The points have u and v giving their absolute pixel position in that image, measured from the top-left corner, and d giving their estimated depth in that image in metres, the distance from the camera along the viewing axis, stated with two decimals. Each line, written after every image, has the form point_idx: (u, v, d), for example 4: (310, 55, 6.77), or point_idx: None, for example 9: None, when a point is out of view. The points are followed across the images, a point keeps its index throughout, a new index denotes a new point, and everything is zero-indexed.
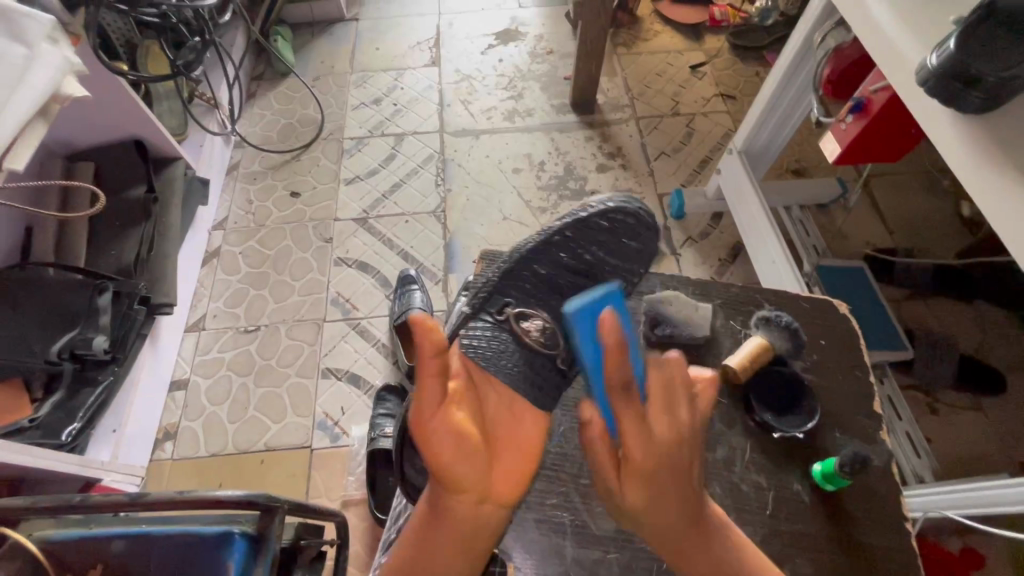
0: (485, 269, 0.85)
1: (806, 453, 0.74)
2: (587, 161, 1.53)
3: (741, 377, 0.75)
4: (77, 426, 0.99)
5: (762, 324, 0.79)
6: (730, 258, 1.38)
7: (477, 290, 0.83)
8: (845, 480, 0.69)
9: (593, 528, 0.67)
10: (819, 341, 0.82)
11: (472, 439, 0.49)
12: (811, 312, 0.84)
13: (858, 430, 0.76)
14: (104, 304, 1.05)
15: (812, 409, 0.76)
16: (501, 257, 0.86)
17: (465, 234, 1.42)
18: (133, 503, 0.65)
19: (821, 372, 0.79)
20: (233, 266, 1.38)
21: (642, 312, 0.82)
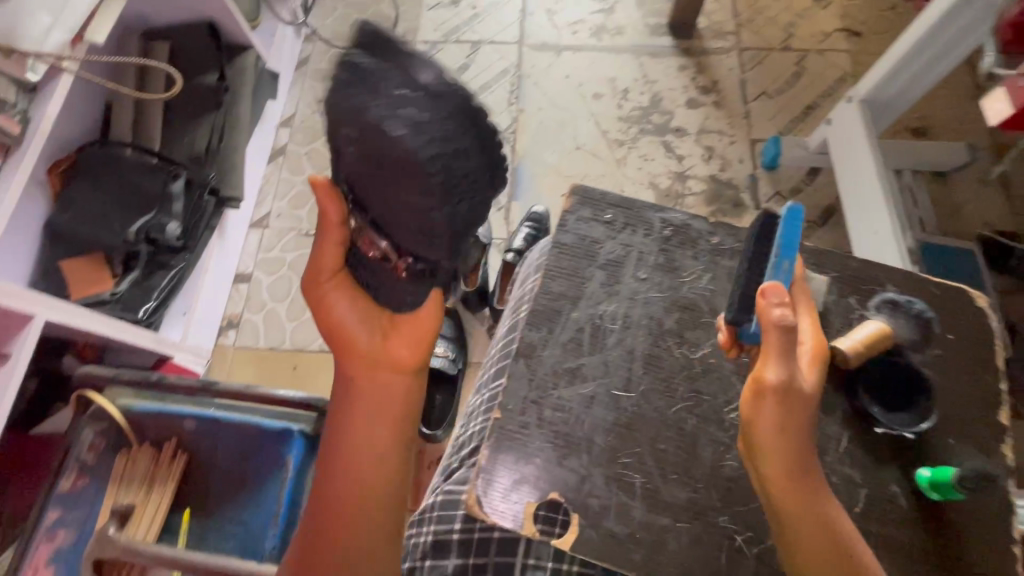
0: (575, 205, 0.69)
1: (912, 455, 0.66)
2: (677, 94, 1.39)
3: (851, 363, 0.66)
4: (152, 304, 1.05)
5: (886, 307, 0.71)
6: (820, 221, 1.26)
7: (562, 227, 0.68)
8: (958, 493, 0.62)
9: (663, 492, 0.58)
10: (946, 334, 0.72)
11: (372, 310, 0.56)
12: (941, 301, 0.73)
13: (974, 439, 0.68)
14: (176, 191, 1.08)
15: (929, 409, 0.67)
16: (596, 193, 0.70)
17: (535, 159, 1.34)
18: (204, 389, 0.71)
19: (943, 368, 0.70)
20: (298, 167, 1.37)
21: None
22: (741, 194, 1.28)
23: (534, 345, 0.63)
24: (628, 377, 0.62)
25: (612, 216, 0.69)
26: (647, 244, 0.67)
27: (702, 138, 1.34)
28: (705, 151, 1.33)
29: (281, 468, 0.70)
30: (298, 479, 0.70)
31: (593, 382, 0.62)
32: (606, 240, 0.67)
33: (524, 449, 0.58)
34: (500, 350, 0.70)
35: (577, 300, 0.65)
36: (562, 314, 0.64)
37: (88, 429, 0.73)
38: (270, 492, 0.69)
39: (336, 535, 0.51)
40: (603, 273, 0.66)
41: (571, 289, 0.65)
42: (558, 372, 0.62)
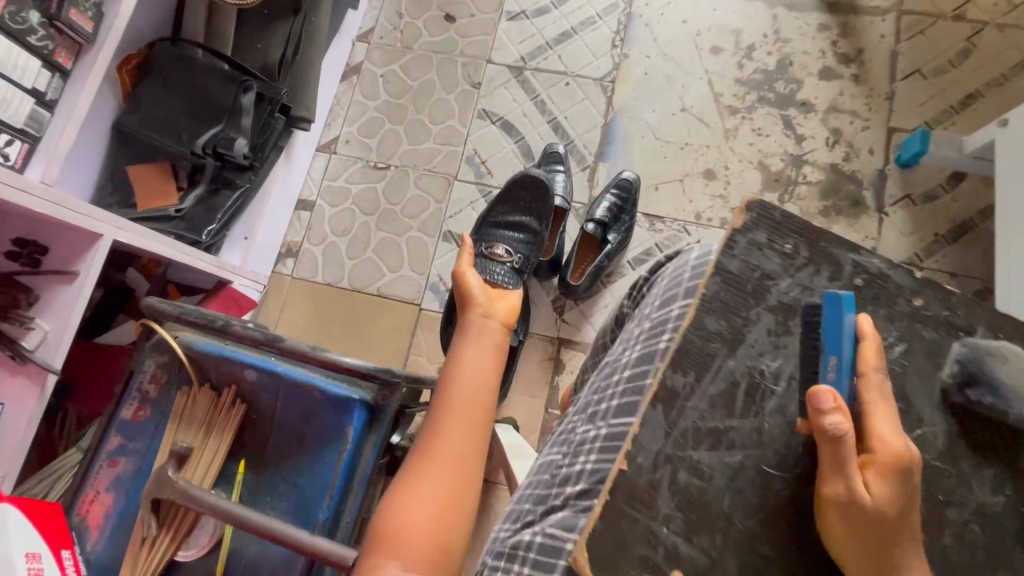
0: (750, 225, 0.53)
1: None
2: (811, 60, 1.18)
3: None
4: (216, 227, 1.00)
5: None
6: (951, 237, 1.09)
7: (730, 252, 0.53)
8: None
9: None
10: None
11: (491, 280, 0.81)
12: None
13: None
14: (247, 104, 1.00)
15: None
16: (777, 211, 0.54)
17: (632, 117, 1.19)
18: (268, 344, 0.66)
19: None
20: (372, 90, 1.26)
21: (952, 356, 0.52)
22: (864, 191, 1.12)
23: (678, 391, 0.48)
24: (781, 451, 0.48)
25: (793, 248, 0.53)
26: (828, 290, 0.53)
27: (830, 117, 1.15)
28: (831, 134, 1.14)
29: (340, 438, 0.67)
30: (356, 452, 0.67)
31: (742, 452, 0.48)
32: (783, 278, 0.52)
33: (650, 513, 0.45)
34: (629, 377, 0.53)
35: (734, 345, 0.50)
36: (715, 359, 0.50)
37: (152, 359, 0.72)
38: (326, 461, 0.66)
39: (442, 427, 0.64)
40: (769, 316, 0.51)
41: (728, 329, 0.51)
42: (702, 434, 0.48)
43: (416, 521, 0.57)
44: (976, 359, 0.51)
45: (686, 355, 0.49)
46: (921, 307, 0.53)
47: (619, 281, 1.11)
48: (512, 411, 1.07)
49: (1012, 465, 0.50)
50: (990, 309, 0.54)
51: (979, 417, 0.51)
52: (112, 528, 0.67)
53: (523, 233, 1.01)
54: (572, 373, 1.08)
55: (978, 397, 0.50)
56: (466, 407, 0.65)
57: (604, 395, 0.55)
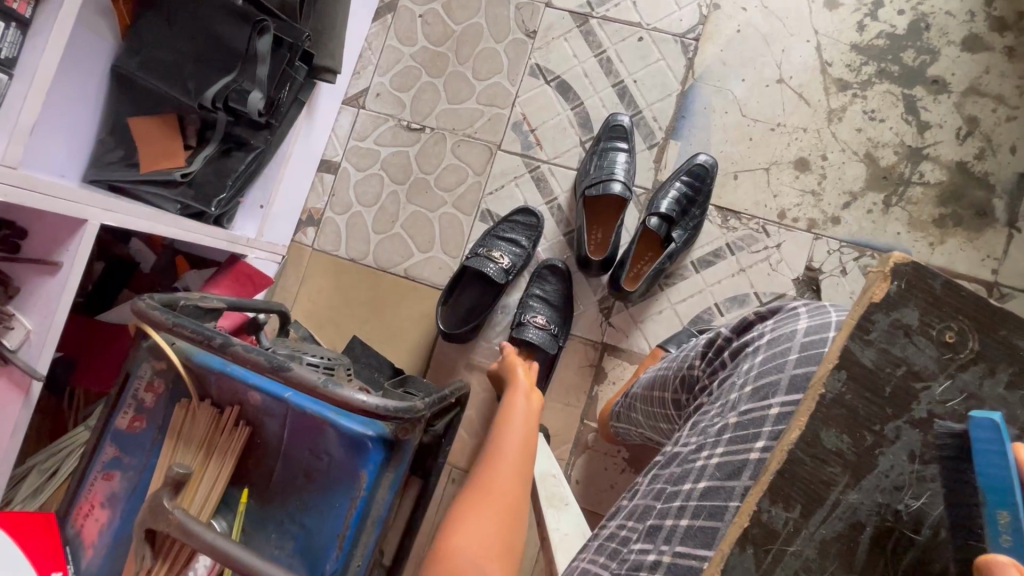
0: (895, 300, 0.35)
1: None
2: (954, 23, 0.94)
3: None
4: (227, 196, 0.88)
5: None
6: None
7: (863, 336, 0.35)
8: None
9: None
10: None
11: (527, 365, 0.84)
12: None
13: None
14: (262, 51, 0.84)
15: None
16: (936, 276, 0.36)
17: (716, 86, 0.98)
18: (273, 372, 0.55)
19: None
20: (408, 34, 1.08)
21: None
22: (996, 199, 0.91)
23: (778, 532, 0.34)
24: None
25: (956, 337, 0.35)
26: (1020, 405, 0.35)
27: (968, 102, 0.93)
28: (965, 124, 0.92)
29: (353, 480, 0.58)
30: (370, 498, 0.58)
31: None
32: (937, 380, 0.35)
33: None
34: (704, 492, 0.38)
35: (859, 472, 0.34)
36: (832, 492, 0.34)
37: (149, 365, 0.63)
38: (338, 504, 0.58)
39: (495, 460, 0.61)
40: (911, 434, 0.35)
41: (852, 448, 0.35)
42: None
43: (486, 561, 0.50)
44: None
45: (791, 481, 0.34)
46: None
47: (677, 285, 0.96)
48: (542, 419, 0.96)
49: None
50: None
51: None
52: (107, 548, 0.61)
53: (516, 249, 0.97)
54: (614, 385, 0.96)
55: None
56: (517, 449, 0.63)
57: (671, 505, 0.40)
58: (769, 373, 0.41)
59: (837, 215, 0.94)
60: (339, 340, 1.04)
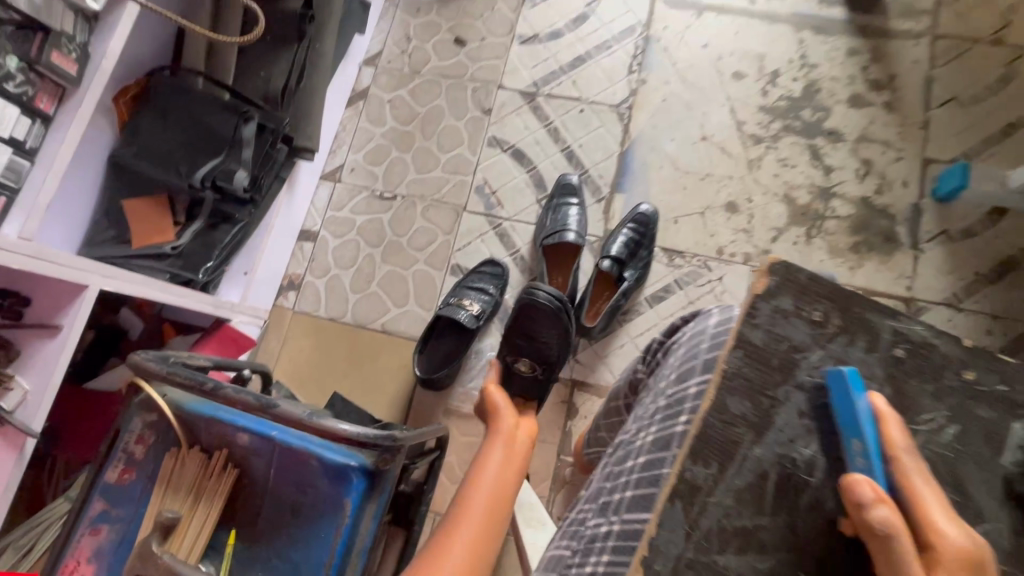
0: (773, 290, 0.44)
1: None
2: (839, 85, 1.12)
3: None
4: (214, 263, 0.95)
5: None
6: (992, 277, 1.02)
7: (751, 320, 0.43)
8: None
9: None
10: None
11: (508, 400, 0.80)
12: None
13: None
14: (247, 136, 0.96)
15: None
16: (804, 270, 0.45)
17: (650, 146, 1.13)
18: (262, 410, 0.61)
19: None
20: (378, 117, 1.22)
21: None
22: (898, 226, 1.05)
23: (700, 487, 0.40)
24: (823, 553, 0.40)
25: (822, 315, 0.44)
26: (873, 364, 0.43)
27: (861, 148, 1.09)
28: (862, 165, 1.08)
29: (338, 509, 0.62)
30: (355, 526, 0.62)
31: (773, 556, 0.40)
32: (812, 349, 0.43)
33: None
34: (644, 465, 0.45)
35: (762, 431, 0.41)
36: (741, 449, 0.41)
37: (139, 418, 0.67)
38: (324, 533, 0.62)
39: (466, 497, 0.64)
40: (799, 396, 0.42)
41: (754, 411, 0.42)
42: (727, 537, 0.39)
43: None
44: None
45: (706, 443, 0.41)
46: (974, 381, 0.42)
47: (635, 321, 1.05)
48: None
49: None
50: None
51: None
52: None
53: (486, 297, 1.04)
54: (586, 418, 1.01)
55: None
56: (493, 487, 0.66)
57: (618, 481, 0.47)
58: (690, 363, 0.48)
59: (767, 248, 1.06)
60: (320, 398, 1.08)
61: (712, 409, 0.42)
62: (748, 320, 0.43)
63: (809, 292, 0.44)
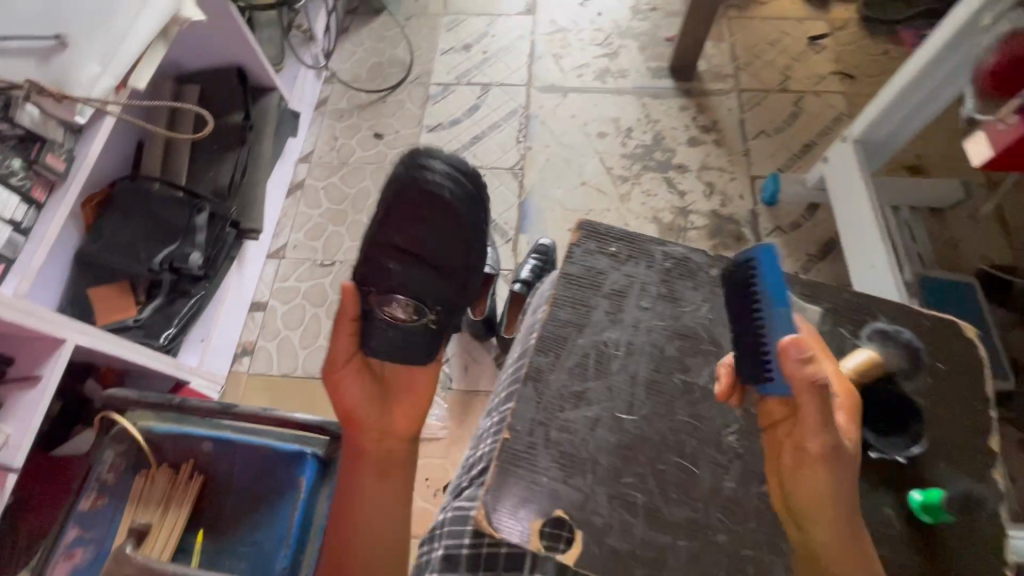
0: (581, 239, 0.66)
1: (902, 477, 0.59)
2: (678, 132, 1.45)
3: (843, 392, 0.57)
4: (173, 331, 1.08)
5: (877, 338, 0.62)
6: (820, 256, 1.29)
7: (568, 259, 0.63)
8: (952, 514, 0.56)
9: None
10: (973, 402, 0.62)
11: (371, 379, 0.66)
12: (930, 331, 0.65)
13: (966, 465, 0.60)
14: (200, 223, 1.13)
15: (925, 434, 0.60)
16: (601, 224, 0.67)
17: (542, 194, 1.39)
18: (223, 412, 0.73)
19: (934, 397, 0.62)
20: (315, 201, 1.43)
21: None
22: (743, 228, 1.32)
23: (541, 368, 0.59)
24: (631, 399, 0.59)
25: (616, 249, 0.66)
26: (652, 275, 0.65)
27: (703, 174, 1.39)
28: (706, 187, 1.37)
29: (293, 489, 0.72)
30: (310, 500, 0.72)
31: (597, 406, 0.59)
32: None
33: (532, 469, 0.55)
34: (510, 373, 0.67)
35: (582, 327, 0.62)
36: (568, 340, 0.61)
37: (110, 449, 0.74)
38: (283, 511, 0.72)
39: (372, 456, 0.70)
40: None
41: (576, 316, 0.62)
42: (566, 399, 0.59)
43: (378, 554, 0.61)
44: None
45: None
46: (717, 273, 0.68)
47: None
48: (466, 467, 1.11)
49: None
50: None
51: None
52: None
53: None
54: None
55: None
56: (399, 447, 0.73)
57: (498, 391, 0.69)
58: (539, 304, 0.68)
59: None
60: None
61: (547, 319, 0.62)
62: (564, 260, 0.66)
63: (605, 236, 0.66)
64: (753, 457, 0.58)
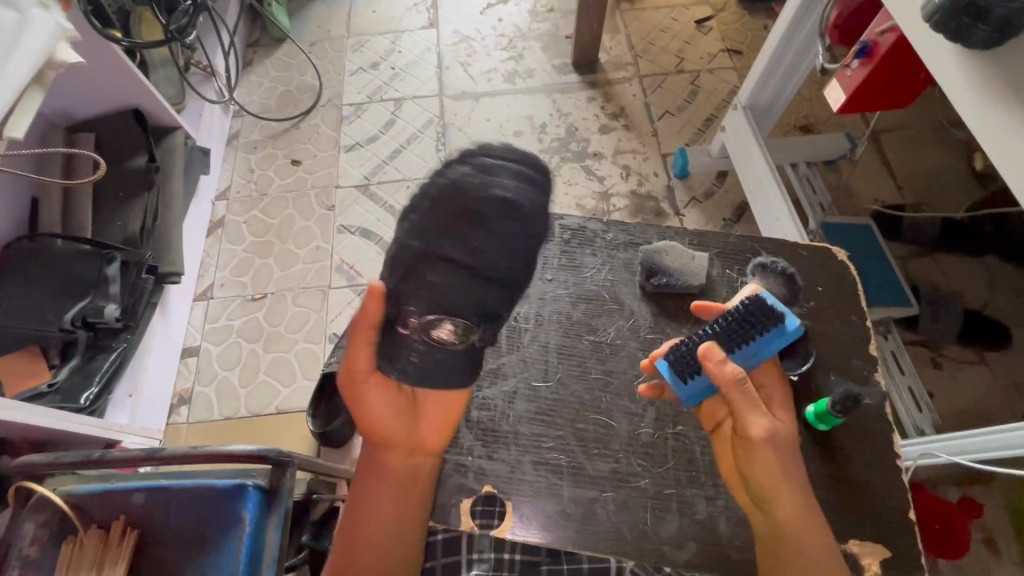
0: None
1: (800, 394, 0.64)
2: (589, 122, 1.50)
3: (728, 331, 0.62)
4: (95, 390, 1.01)
5: (757, 271, 0.70)
6: (734, 218, 1.37)
7: None
8: (839, 419, 0.60)
9: (589, 466, 0.62)
10: (853, 317, 0.69)
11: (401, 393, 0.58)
12: (809, 261, 0.73)
13: (854, 374, 0.66)
14: (112, 274, 1.07)
15: (809, 352, 0.66)
16: None
17: None
18: (149, 458, 0.69)
19: (820, 318, 0.69)
20: (237, 236, 1.39)
21: (639, 263, 0.72)
22: (661, 203, 1.39)
23: None
24: (545, 368, 0.67)
25: None
26: (552, 249, 0.74)
27: (618, 159, 1.45)
28: (622, 170, 1.43)
29: (236, 524, 0.70)
30: (255, 534, 0.70)
31: (513, 378, 0.66)
32: None
33: (457, 449, 0.63)
34: None
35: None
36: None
37: (30, 520, 0.70)
38: (228, 549, 0.69)
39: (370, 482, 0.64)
40: None
41: None
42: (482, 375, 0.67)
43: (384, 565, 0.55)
44: (649, 258, 0.71)
45: None
46: (611, 238, 0.75)
47: None
48: None
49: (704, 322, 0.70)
50: (658, 228, 0.76)
51: (671, 295, 0.71)
52: None
53: None
54: None
55: (660, 282, 0.70)
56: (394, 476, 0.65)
57: None
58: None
59: None
60: None
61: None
62: None
63: None
64: (663, 402, 0.66)
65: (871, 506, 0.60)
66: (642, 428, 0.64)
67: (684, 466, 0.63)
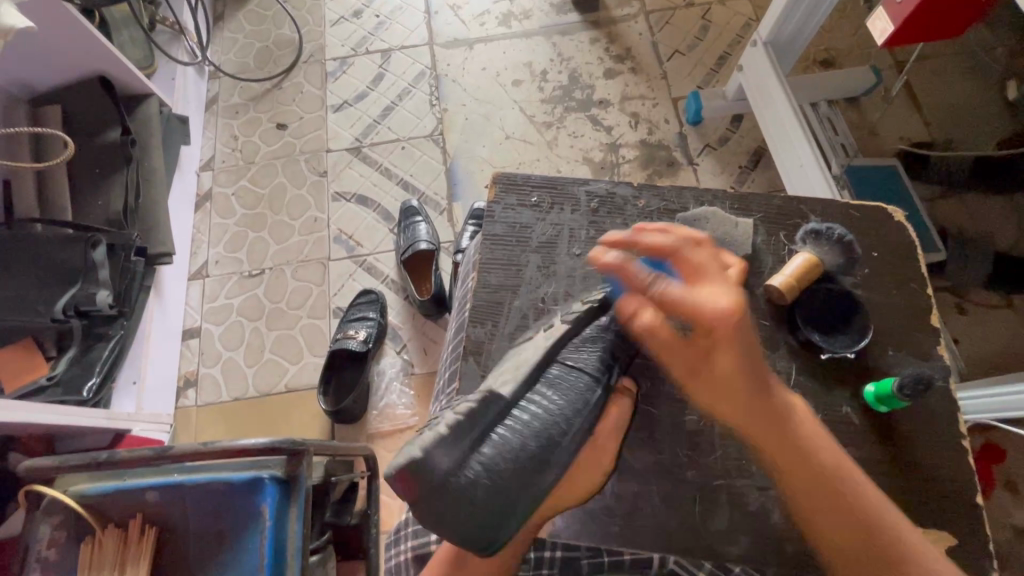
0: (499, 195, 0.70)
1: (852, 371, 0.62)
2: (594, 67, 1.39)
3: (787, 298, 0.62)
4: (97, 380, 0.97)
5: (809, 239, 0.65)
6: (752, 164, 1.30)
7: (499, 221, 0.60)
8: (903, 402, 0.58)
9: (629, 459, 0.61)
10: (907, 284, 0.66)
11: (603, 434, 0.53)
12: (861, 224, 0.68)
13: (912, 348, 0.63)
14: (99, 258, 1.00)
15: (865, 326, 0.63)
16: (518, 178, 0.71)
17: (468, 156, 1.33)
18: (160, 457, 0.66)
19: (873, 288, 0.65)
20: (227, 209, 1.32)
21: (676, 233, 0.67)
22: (673, 152, 1.31)
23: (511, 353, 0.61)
24: None
25: (538, 199, 0.70)
26: (576, 220, 0.69)
27: (626, 106, 1.35)
28: (631, 117, 1.34)
29: (258, 518, 0.68)
30: (278, 527, 0.68)
31: None
32: None
33: None
34: (453, 347, 0.70)
35: (516, 288, 0.66)
36: (504, 305, 0.65)
37: (45, 524, 0.68)
38: (251, 545, 0.67)
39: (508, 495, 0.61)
40: None
41: (510, 279, 0.66)
42: None
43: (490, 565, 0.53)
44: (689, 227, 0.66)
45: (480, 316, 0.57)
46: (643, 206, 0.69)
47: None
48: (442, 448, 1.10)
49: (748, 296, 0.65)
50: (693, 192, 0.70)
51: None
52: None
53: (372, 323, 1.14)
54: None
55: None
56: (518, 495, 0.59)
57: (445, 367, 0.72)
58: (470, 270, 0.73)
59: None
60: None
61: (480, 288, 0.66)
62: (489, 221, 0.69)
63: (524, 187, 0.71)
64: None
65: (921, 480, 0.59)
66: (687, 415, 0.61)
67: (731, 452, 0.60)
